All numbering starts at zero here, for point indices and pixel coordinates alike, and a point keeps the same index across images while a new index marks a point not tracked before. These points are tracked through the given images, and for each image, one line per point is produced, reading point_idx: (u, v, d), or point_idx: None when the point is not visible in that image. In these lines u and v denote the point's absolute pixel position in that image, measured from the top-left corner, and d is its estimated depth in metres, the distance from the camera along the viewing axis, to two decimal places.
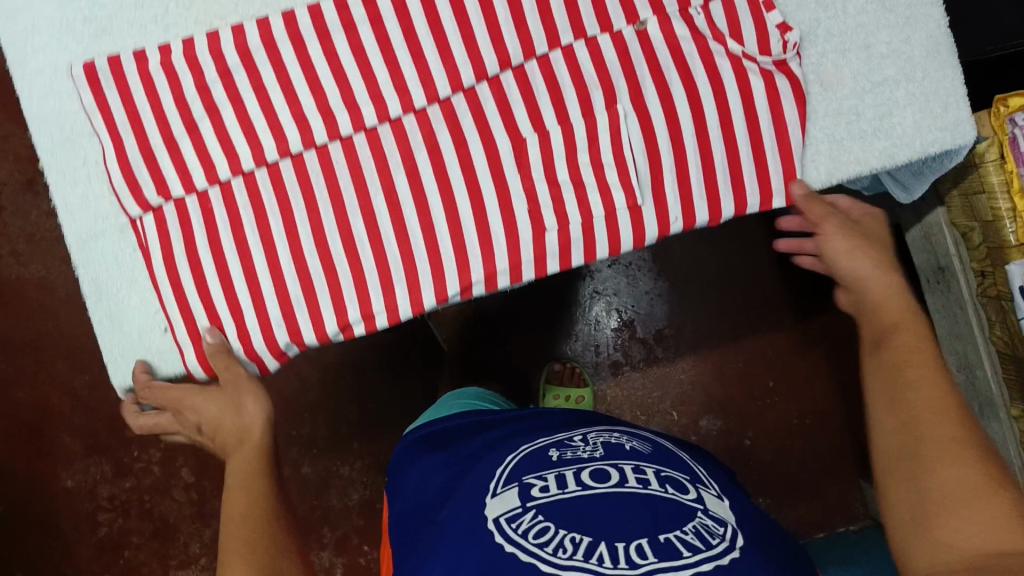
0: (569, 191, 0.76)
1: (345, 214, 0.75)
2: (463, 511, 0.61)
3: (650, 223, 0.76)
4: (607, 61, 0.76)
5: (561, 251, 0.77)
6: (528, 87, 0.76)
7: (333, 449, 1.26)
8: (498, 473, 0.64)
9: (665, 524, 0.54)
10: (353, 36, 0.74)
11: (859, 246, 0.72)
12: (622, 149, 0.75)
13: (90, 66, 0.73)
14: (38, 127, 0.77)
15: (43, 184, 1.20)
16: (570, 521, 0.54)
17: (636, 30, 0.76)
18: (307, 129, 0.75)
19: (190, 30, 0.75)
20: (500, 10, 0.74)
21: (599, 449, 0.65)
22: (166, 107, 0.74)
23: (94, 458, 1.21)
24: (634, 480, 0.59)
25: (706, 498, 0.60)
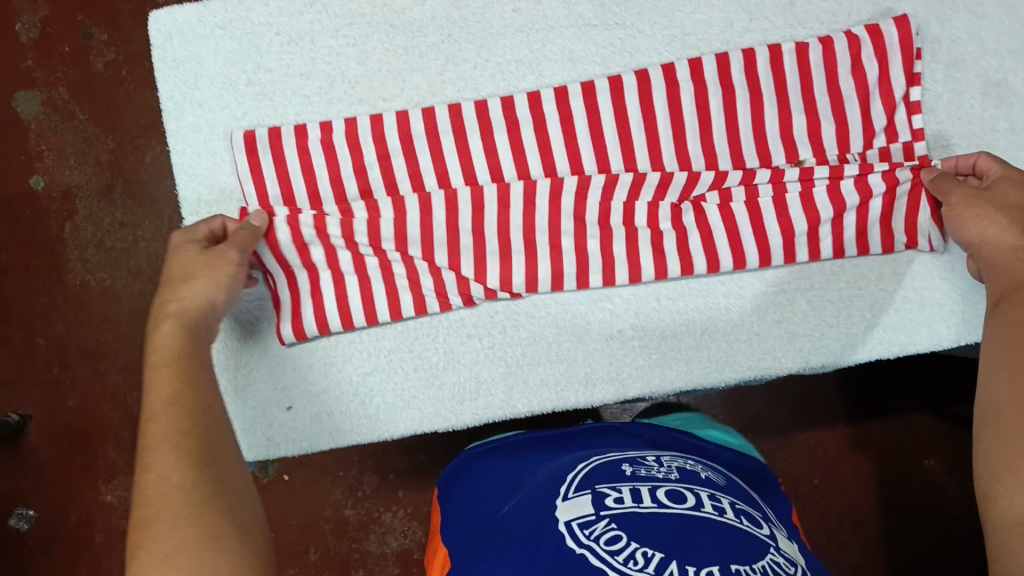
0: (770, 331, 0.67)
1: (491, 338, 0.65)
2: (527, 507, 0.52)
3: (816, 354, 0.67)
4: (764, 200, 0.65)
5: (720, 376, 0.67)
6: (682, 221, 0.65)
7: (379, 494, 1.12)
8: (569, 477, 0.55)
9: (739, 550, 0.45)
10: (515, 135, 0.64)
11: (1007, 207, 0.59)
12: (823, 299, 0.67)
13: (251, 134, 0.62)
14: (186, 182, 0.63)
15: (120, 192, 1.01)
16: (645, 534, 0.46)
17: (799, 168, 0.65)
18: (454, 224, 0.64)
19: (353, 107, 0.63)
20: (664, 130, 0.65)
21: (675, 471, 0.55)
22: (321, 183, 0.63)
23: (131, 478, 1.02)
24: (710, 506, 0.50)
25: (785, 543, 0.50)
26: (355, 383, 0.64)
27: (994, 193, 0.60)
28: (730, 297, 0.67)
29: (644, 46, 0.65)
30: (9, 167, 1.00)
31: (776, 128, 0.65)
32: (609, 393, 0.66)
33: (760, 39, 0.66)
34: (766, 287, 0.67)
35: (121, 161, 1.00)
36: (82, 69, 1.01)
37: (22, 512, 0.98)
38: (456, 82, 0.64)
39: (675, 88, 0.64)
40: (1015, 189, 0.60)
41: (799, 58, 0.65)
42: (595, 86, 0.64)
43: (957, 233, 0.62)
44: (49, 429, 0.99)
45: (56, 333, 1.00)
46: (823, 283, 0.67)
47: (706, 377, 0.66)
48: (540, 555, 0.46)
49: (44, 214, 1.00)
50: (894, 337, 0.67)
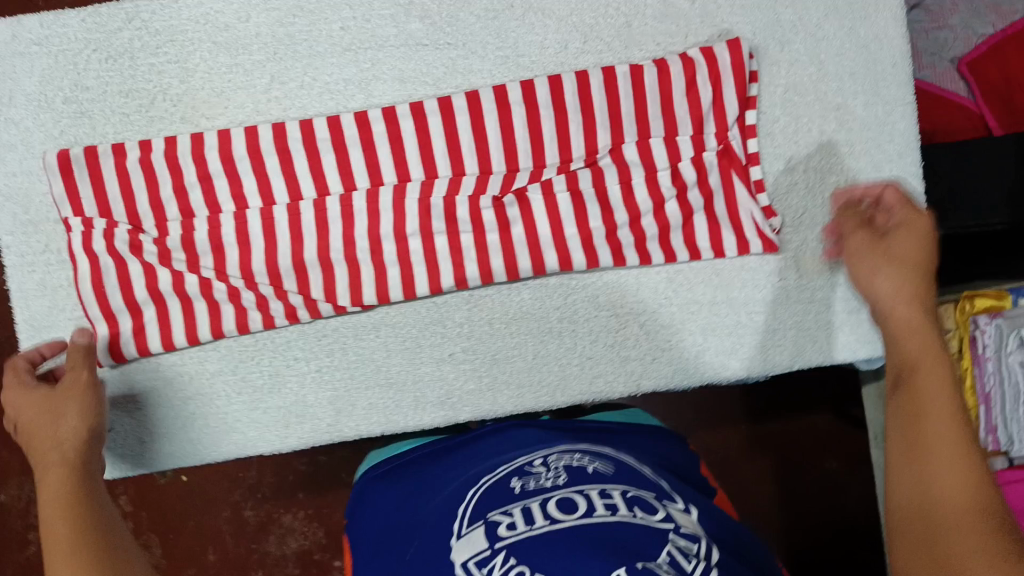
0: (603, 355, 0.66)
1: (319, 360, 0.65)
2: (427, 544, 0.49)
3: (636, 381, 0.66)
4: (592, 223, 0.64)
5: (541, 401, 0.66)
6: (506, 217, 0.64)
7: (277, 495, 1.10)
8: (461, 509, 0.51)
9: (643, 550, 0.44)
10: (342, 156, 0.63)
11: (903, 263, 0.55)
12: (655, 324, 0.66)
13: (64, 154, 0.60)
14: (3, 203, 0.62)
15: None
16: (548, 559, 0.44)
17: (621, 181, 0.64)
18: (275, 244, 0.63)
19: (175, 126, 0.63)
20: (495, 151, 0.64)
21: (563, 472, 0.52)
22: (140, 202, 0.62)
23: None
24: (601, 507, 0.47)
25: (683, 515, 0.49)
26: (177, 407, 0.64)
27: (891, 245, 0.56)
28: (564, 320, 0.66)
29: (476, 66, 0.64)
30: None
31: (607, 150, 0.64)
32: (439, 417, 0.66)
33: (594, 62, 0.65)
34: (599, 310, 0.66)
35: None
36: None
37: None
38: (282, 101, 0.63)
39: (506, 110, 0.63)
40: (910, 240, 0.56)
41: (633, 79, 0.64)
42: (423, 107, 0.63)
43: (856, 283, 0.57)
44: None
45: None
46: (656, 307, 0.66)
47: (537, 403, 0.66)
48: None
49: None
50: (727, 360, 0.67)
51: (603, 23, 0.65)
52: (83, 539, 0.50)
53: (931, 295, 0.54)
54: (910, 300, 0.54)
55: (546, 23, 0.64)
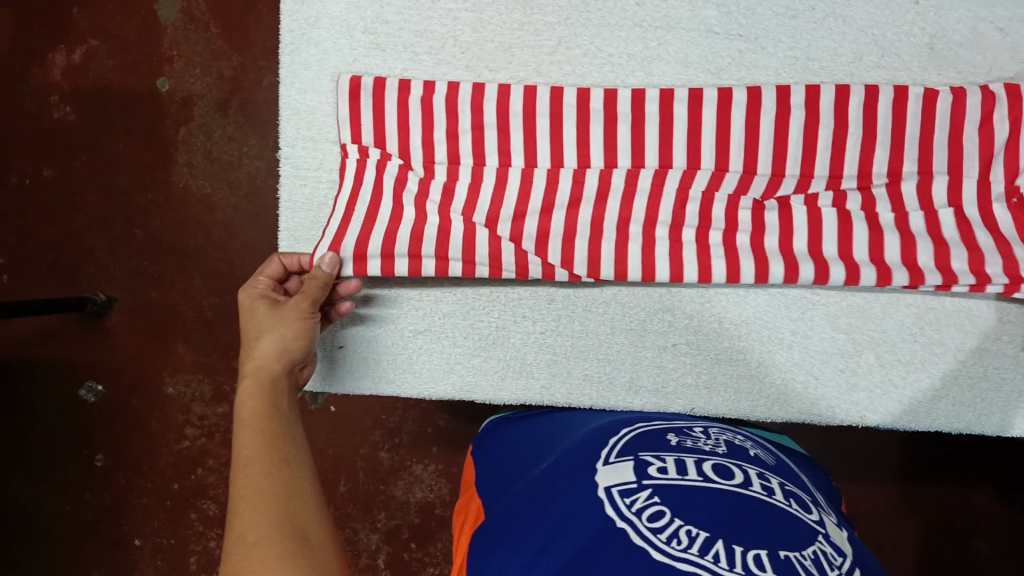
0: (829, 377, 0.64)
1: (545, 324, 0.66)
2: (565, 472, 0.53)
3: (860, 410, 0.64)
4: (856, 238, 0.61)
5: (756, 411, 0.64)
6: (763, 221, 0.62)
7: (413, 444, 1.03)
8: (611, 442, 0.56)
9: (784, 537, 0.44)
10: (611, 130, 0.63)
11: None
12: (893, 357, 0.63)
13: (357, 82, 0.64)
14: (291, 116, 0.66)
15: (236, 109, 1.05)
16: (689, 510, 0.46)
17: (891, 198, 0.61)
18: (528, 199, 0.64)
19: (458, 72, 0.65)
20: (766, 148, 0.61)
21: (723, 446, 0.55)
22: (413, 138, 0.64)
23: (197, 376, 1.05)
24: (758, 486, 0.49)
25: (837, 531, 0.48)
26: (405, 338, 0.67)
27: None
28: (798, 334, 0.64)
29: (763, 62, 0.63)
30: (142, 67, 1.06)
31: (885, 173, 0.61)
32: (650, 403, 0.65)
33: (888, 78, 0.62)
34: (837, 331, 0.63)
35: (256, 84, 1.04)
36: None
37: (92, 386, 1.06)
38: (564, 66, 0.64)
39: (785, 112, 0.61)
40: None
41: (926, 103, 0.60)
42: (702, 94, 0.62)
43: None
44: (138, 312, 1.06)
45: (153, 229, 1.06)
46: (899, 341, 0.63)
47: (752, 411, 0.64)
48: (584, 522, 0.46)
49: (163, 112, 1.06)
50: (961, 412, 0.63)
51: (904, 40, 0.62)
52: (268, 452, 0.49)
53: None
54: None
55: (845, 29, 0.62)
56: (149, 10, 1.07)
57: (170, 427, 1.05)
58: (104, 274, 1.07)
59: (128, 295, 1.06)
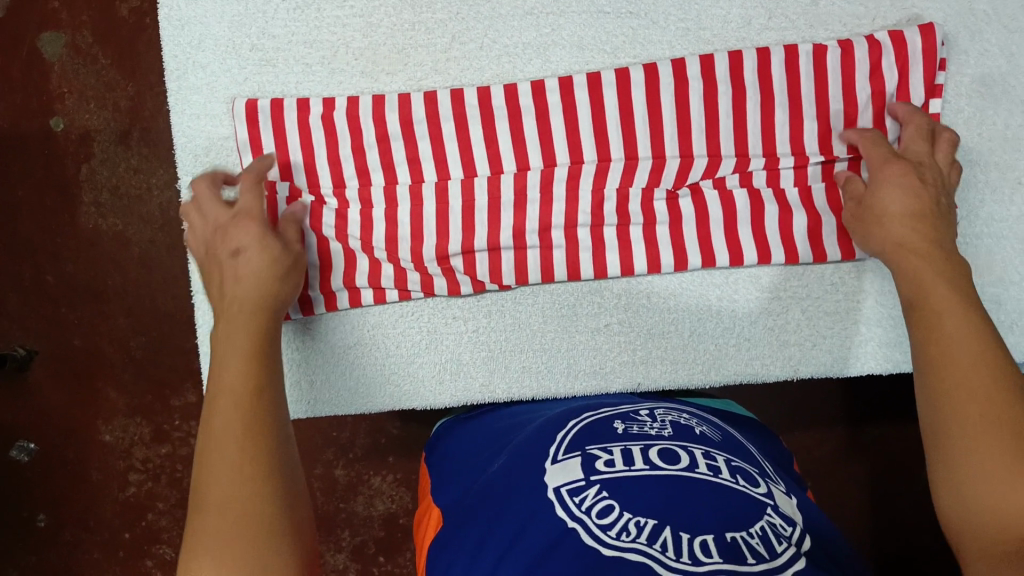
0: (760, 337, 0.64)
1: (476, 322, 0.65)
2: (515, 471, 0.52)
3: (795, 365, 0.65)
4: (768, 218, 0.62)
5: (694, 380, 0.65)
6: (679, 212, 0.63)
7: (368, 458, 1.00)
8: (559, 436, 0.55)
9: (731, 517, 0.44)
10: (517, 125, 0.62)
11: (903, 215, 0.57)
12: (819, 309, 0.64)
13: (253, 104, 0.62)
14: (186, 143, 0.64)
15: (138, 139, 1.00)
16: (638, 503, 0.45)
17: (794, 157, 0.62)
18: (444, 198, 0.63)
19: (355, 80, 0.64)
20: (670, 123, 0.62)
21: (668, 427, 0.54)
22: (318, 157, 0.63)
23: (135, 419, 1.01)
24: (704, 467, 0.49)
25: (785, 500, 0.49)
26: (336, 354, 0.65)
27: (880, 199, 0.58)
28: (724, 299, 0.64)
29: (656, 37, 0.63)
30: (30, 108, 1.00)
31: (787, 136, 0.62)
32: (591, 387, 0.65)
33: (777, 40, 0.63)
34: (761, 292, 0.64)
35: (156, 112, 0.99)
36: (107, 17, 1.00)
37: (23, 445, 1.01)
38: (461, 61, 0.64)
39: (684, 86, 0.62)
40: (902, 195, 0.57)
41: (816, 59, 0.62)
42: (601, 78, 0.62)
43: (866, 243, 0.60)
44: (58, 367, 1.01)
45: (65, 273, 1.01)
46: (821, 293, 0.64)
47: (690, 380, 0.65)
48: (537, 528, 0.46)
49: (61, 151, 1.00)
50: (889, 353, 0.64)
51: (791, 0, 0.63)
52: (258, 405, 0.50)
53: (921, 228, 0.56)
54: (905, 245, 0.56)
55: None
56: (31, 45, 1.01)
57: (111, 476, 1.00)
58: (20, 325, 1.01)
59: (48, 346, 1.01)
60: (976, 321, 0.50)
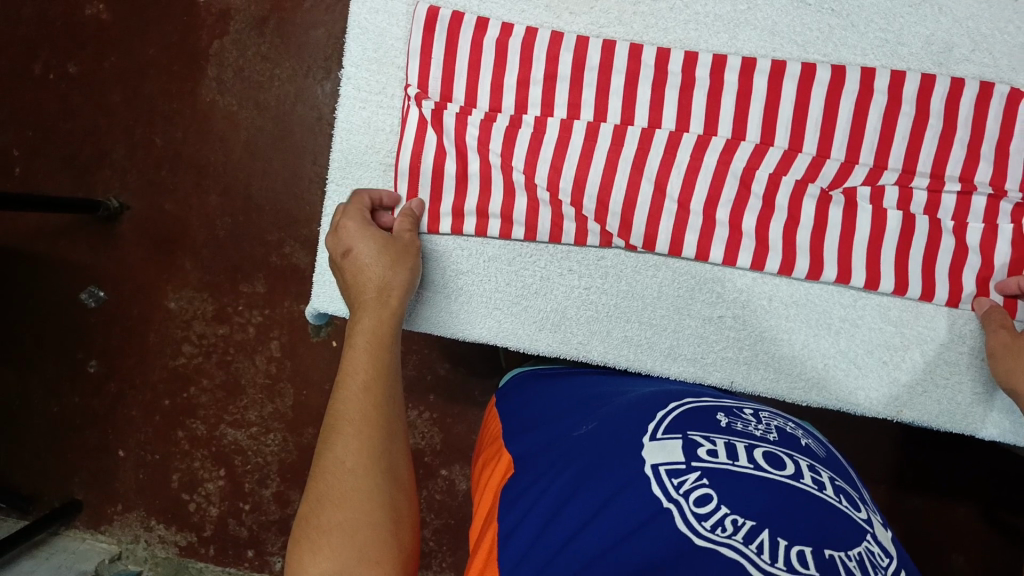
0: (872, 368, 0.63)
1: (590, 279, 0.65)
2: (610, 439, 0.51)
3: (899, 404, 0.63)
4: (915, 247, 0.61)
5: (791, 392, 0.64)
6: (827, 216, 0.61)
7: (410, 390, 1.01)
8: (659, 416, 0.53)
9: (830, 533, 0.42)
10: (686, 94, 0.62)
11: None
12: (938, 357, 0.62)
13: (435, 11, 0.62)
14: (358, 35, 0.64)
15: (273, 28, 1.01)
16: (738, 498, 0.44)
17: (959, 195, 0.60)
18: (592, 149, 0.62)
19: (537, 12, 0.63)
20: (842, 132, 0.60)
21: (774, 431, 0.52)
22: (483, 79, 0.63)
23: (202, 294, 1.02)
24: (808, 479, 0.47)
25: (883, 531, 0.46)
26: (446, 276, 0.65)
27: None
28: (846, 322, 0.63)
29: (853, 42, 0.61)
30: None
31: (956, 175, 0.60)
32: (687, 372, 0.65)
33: (975, 73, 0.61)
34: (886, 324, 0.63)
35: (297, 7, 1.01)
36: None
37: (94, 292, 1.03)
38: (646, 18, 0.62)
39: (867, 97, 0.60)
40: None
41: (1009, 105, 0.59)
42: (784, 69, 0.61)
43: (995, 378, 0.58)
44: (144, 227, 1.03)
45: (173, 139, 1.02)
46: (945, 340, 0.62)
47: (789, 393, 0.64)
48: (632, 500, 0.45)
49: (198, 24, 1.02)
50: (998, 419, 0.62)
51: (1000, 37, 0.60)
52: (375, 381, 0.49)
53: None
54: None
55: (939, 19, 0.61)
56: None
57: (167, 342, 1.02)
58: (121, 177, 1.03)
59: (141, 204, 1.03)
60: None
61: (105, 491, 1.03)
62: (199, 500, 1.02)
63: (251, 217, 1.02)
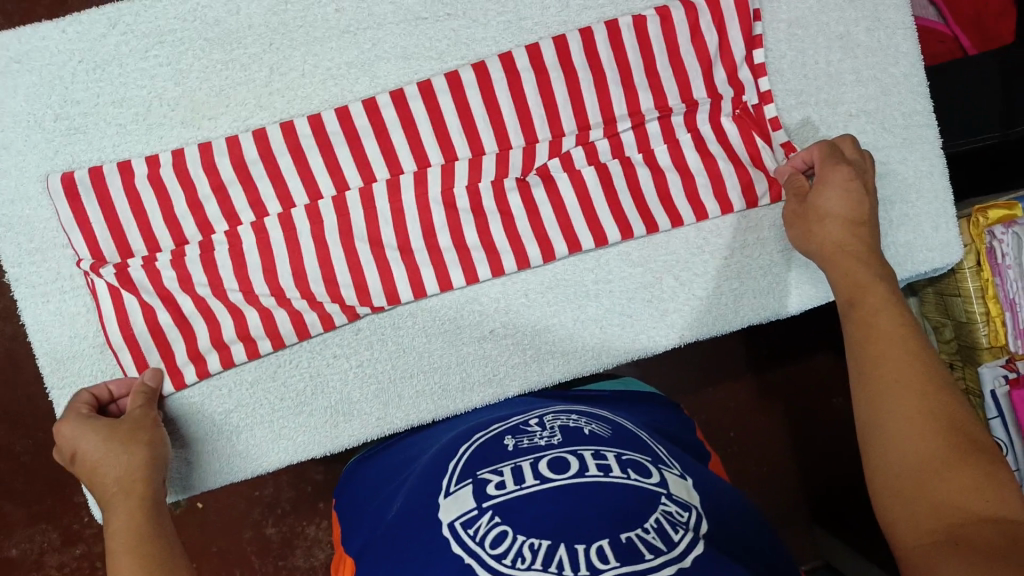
0: (642, 311, 0.65)
1: (358, 355, 0.63)
2: (411, 510, 0.49)
3: (677, 329, 0.65)
4: (621, 189, 0.63)
5: (585, 365, 0.65)
6: (533, 199, 0.62)
7: (299, 510, 0.96)
8: (451, 466, 0.52)
9: (622, 517, 0.43)
10: (356, 146, 0.61)
11: (839, 221, 0.58)
12: (691, 275, 0.65)
13: (68, 177, 0.58)
14: (4, 233, 0.59)
15: None
16: (530, 521, 0.44)
17: (635, 129, 0.63)
18: (294, 233, 0.60)
19: (177, 131, 0.60)
20: (511, 118, 0.62)
21: (558, 433, 0.52)
22: (152, 219, 0.59)
23: (39, 526, 0.92)
24: (595, 468, 0.47)
25: (678, 482, 0.48)
26: (217, 421, 0.62)
27: (818, 202, 0.59)
28: (600, 282, 0.64)
29: (479, 35, 0.63)
30: None
31: (624, 114, 0.63)
32: (488, 395, 0.64)
33: (598, 17, 0.64)
34: (634, 267, 0.65)
35: None
36: None
37: None
38: (285, 93, 0.61)
39: (515, 77, 0.62)
40: (841, 200, 0.58)
41: (638, 31, 0.63)
42: (432, 85, 0.61)
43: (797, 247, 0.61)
44: None
45: None
46: (691, 257, 0.65)
47: (584, 367, 0.65)
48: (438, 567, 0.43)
49: None
50: (764, 302, 0.65)
51: None
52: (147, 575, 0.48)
53: (859, 235, 0.57)
54: (838, 246, 0.57)
55: None
56: None
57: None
58: None
59: None
60: (895, 306, 0.53)
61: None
62: None
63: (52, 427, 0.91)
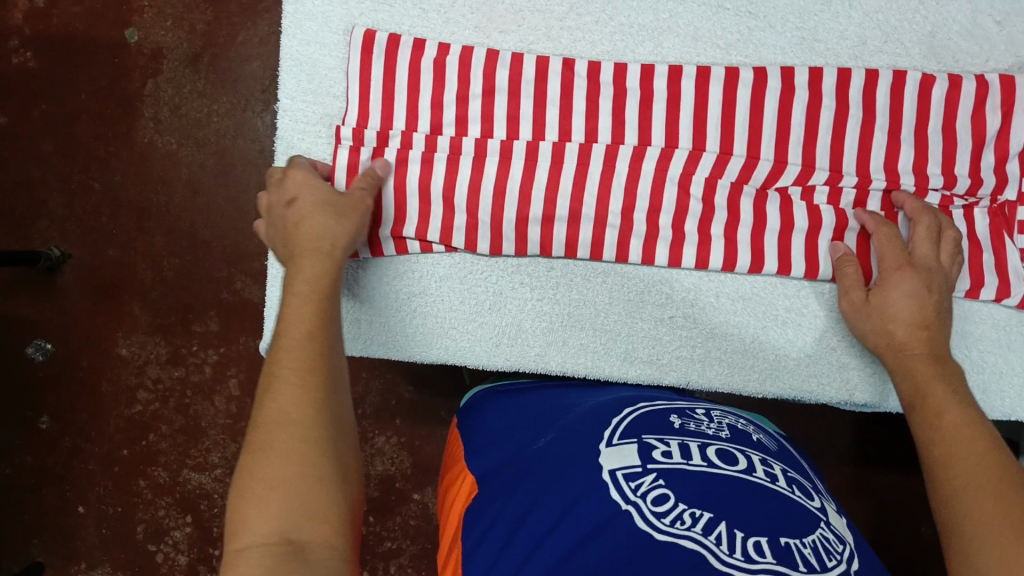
0: (821, 354, 0.65)
1: (542, 290, 0.65)
2: (566, 447, 0.52)
3: (850, 386, 0.65)
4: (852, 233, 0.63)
5: (748, 384, 0.65)
6: (764, 212, 0.63)
7: (377, 417, 0.98)
8: (614, 423, 0.54)
9: (784, 524, 0.44)
10: (620, 104, 0.63)
11: (904, 324, 0.58)
12: None
13: (371, 36, 0.63)
14: (291, 67, 0.65)
15: (208, 65, 0.99)
16: (693, 494, 0.45)
17: (888, 182, 0.63)
18: (535, 159, 0.63)
19: (467, 33, 0.65)
20: (769, 126, 0.63)
21: (726, 430, 0.54)
22: (420, 102, 0.63)
23: (154, 338, 0.99)
24: (761, 473, 0.49)
25: (835, 517, 0.49)
26: (399, 300, 0.66)
27: (884, 299, 0.59)
28: (791, 312, 0.65)
29: (771, 41, 0.64)
30: (110, 18, 1.00)
31: (882, 165, 0.63)
32: (644, 374, 0.66)
33: (889, 62, 0.64)
34: (830, 310, 0.64)
35: (240, 43, 0.99)
36: None
37: (41, 344, 1.00)
38: (574, 32, 0.65)
39: (789, 92, 0.63)
40: (907, 303, 0.59)
41: (923, 87, 0.62)
42: (710, 71, 0.63)
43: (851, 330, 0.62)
44: (88, 276, 1.00)
45: (113, 183, 1.00)
46: None
47: (744, 385, 0.65)
48: (589, 502, 0.46)
49: (129, 64, 1.00)
50: None
51: (908, 27, 0.64)
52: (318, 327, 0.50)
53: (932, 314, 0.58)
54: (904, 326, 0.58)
55: (850, 14, 0.64)
56: None
57: (121, 391, 0.99)
58: (62, 230, 1.00)
59: (84, 252, 1.00)
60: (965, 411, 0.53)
61: (67, 549, 1.00)
62: (167, 549, 0.99)
63: (199, 258, 0.99)
